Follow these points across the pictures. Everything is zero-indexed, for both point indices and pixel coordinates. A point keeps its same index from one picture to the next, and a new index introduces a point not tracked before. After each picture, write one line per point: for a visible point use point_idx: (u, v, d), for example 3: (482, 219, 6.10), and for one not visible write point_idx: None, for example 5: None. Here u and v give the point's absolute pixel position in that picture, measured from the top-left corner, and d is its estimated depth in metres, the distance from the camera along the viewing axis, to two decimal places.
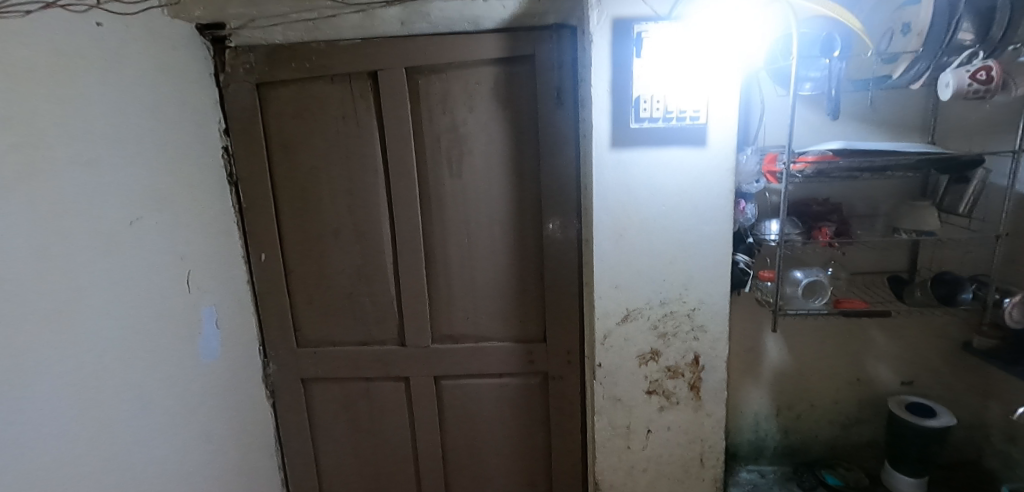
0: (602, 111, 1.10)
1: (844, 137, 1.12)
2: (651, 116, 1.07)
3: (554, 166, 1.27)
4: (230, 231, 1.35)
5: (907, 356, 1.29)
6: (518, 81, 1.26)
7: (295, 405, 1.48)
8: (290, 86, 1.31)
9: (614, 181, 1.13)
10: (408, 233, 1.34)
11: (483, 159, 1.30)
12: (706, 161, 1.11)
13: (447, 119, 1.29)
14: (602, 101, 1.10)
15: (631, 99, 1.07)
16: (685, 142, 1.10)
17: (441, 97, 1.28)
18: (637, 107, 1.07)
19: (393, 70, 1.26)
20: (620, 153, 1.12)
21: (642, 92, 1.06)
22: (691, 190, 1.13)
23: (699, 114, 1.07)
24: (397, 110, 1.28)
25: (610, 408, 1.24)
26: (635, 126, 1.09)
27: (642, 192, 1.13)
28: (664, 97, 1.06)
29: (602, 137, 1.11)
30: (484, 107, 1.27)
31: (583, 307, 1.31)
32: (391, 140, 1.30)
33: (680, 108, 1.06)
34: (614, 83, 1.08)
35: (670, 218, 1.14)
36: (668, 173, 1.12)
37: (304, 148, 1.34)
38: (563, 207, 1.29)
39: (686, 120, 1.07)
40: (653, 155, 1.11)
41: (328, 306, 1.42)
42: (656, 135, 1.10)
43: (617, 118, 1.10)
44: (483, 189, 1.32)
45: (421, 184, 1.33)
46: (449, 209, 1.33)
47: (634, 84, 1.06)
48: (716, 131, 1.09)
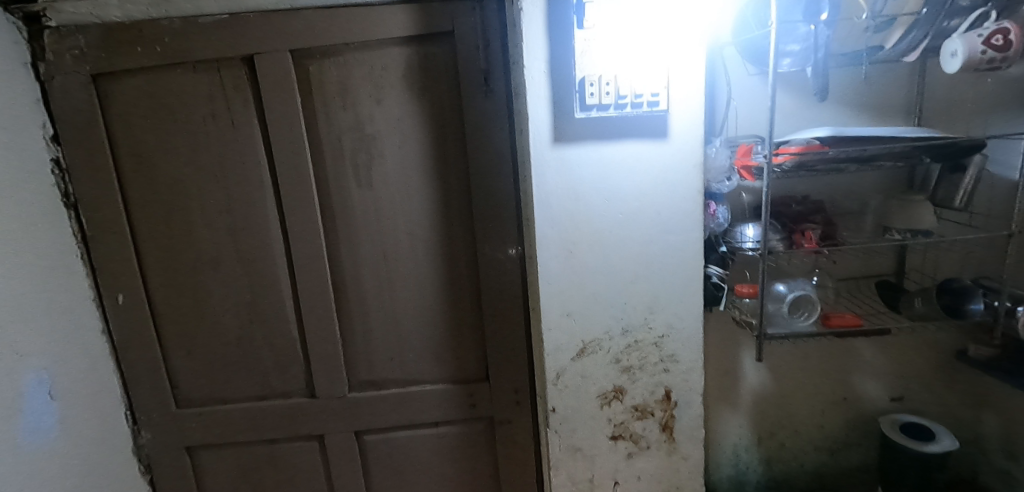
0: (539, 99, 0.87)
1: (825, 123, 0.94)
2: (600, 103, 0.85)
3: (486, 169, 1.03)
4: (71, 268, 1.04)
5: (897, 369, 1.14)
6: (436, 64, 1.01)
7: (180, 480, 1.18)
8: (139, 77, 1.00)
9: (558, 186, 0.91)
10: (310, 259, 1.07)
11: (399, 163, 1.05)
12: (667, 158, 0.90)
13: (349, 114, 1.02)
14: (539, 87, 0.87)
15: (574, 82, 0.85)
16: (641, 134, 0.89)
17: (340, 87, 1.01)
18: (583, 92, 0.85)
19: (274, 53, 0.99)
20: (563, 150, 0.89)
21: (587, 72, 0.84)
22: (652, 193, 0.92)
23: (659, 99, 0.85)
24: (283, 105, 1.01)
25: (568, 460, 1.02)
26: (582, 115, 0.86)
27: (593, 197, 0.91)
28: (616, 78, 0.84)
29: (541, 130, 0.88)
30: (396, 98, 1.02)
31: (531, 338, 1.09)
32: (278, 143, 1.02)
33: (635, 92, 0.85)
34: (552, 63, 0.86)
35: (629, 228, 0.93)
36: (623, 173, 0.90)
37: (163, 158, 1.04)
38: (500, 219, 1.05)
39: (642, 107, 0.86)
40: (604, 151, 0.89)
41: (214, 355, 1.13)
42: (607, 126, 0.88)
43: (558, 107, 0.87)
44: (400, 200, 1.06)
45: (322, 198, 1.06)
46: (358, 227, 1.07)
47: (577, 63, 0.84)
48: (679, 120, 0.88)
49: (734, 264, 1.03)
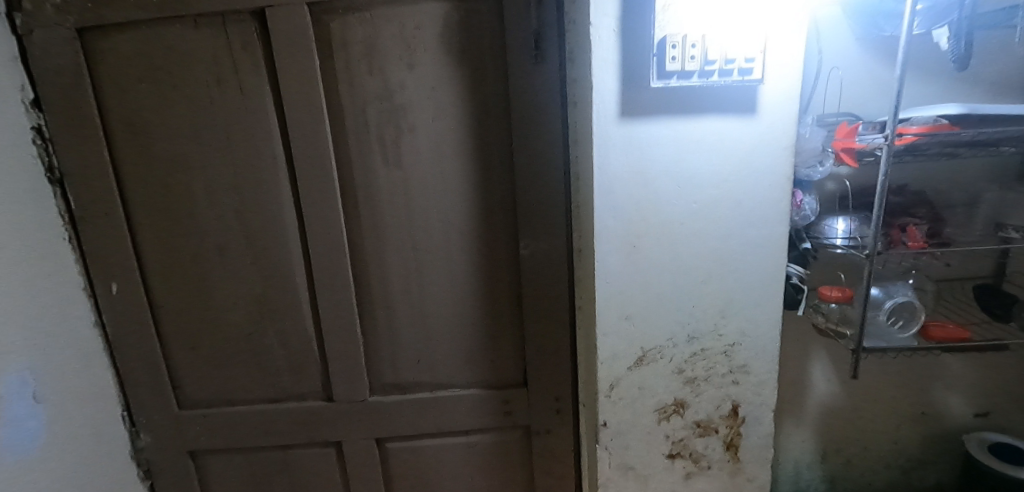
0: (607, 64, 0.73)
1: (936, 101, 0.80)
2: (682, 70, 0.71)
3: (533, 149, 0.89)
4: (58, 253, 0.91)
5: (986, 382, 1.01)
6: (479, 24, 0.86)
7: (183, 487, 1.07)
8: (131, 31, 0.86)
9: (624, 168, 0.77)
10: (329, 248, 0.94)
11: (432, 139, 0.91)
12: (755, 139, 0.76)
13: (376, 81, 0.88)
14: (607, 49, 0.73)
15: (651, 43, 0.71)
16: (726, 109, 0.75)
17: (366, 49, 0.87)
18: (662, 57, 0.71)
19: (290, 7, 0.84)
20: (632, 127, 0.75)
21: (669, 32, 0.70)
22: (733, 180, 0.78)
23: (753, 67, 0.71)
24: (300, 68, 0.87)
25: (618, 480, 0.91)
26: (657, 84, 0.73)
27: (664, 183, 0.78)
28: (705, 39, 0.69)
29: (607, 102, 0.75)
30: (431, 63, 0.87)
31: (577, 341, 0.96)
32: (294, 113, 0.88)
33: (726, 58, 0.70)
34: (625, 20, 0.71)
35: (703, 221, 0.80)
36: (701, 155, 0.77)
37: (160, 128, 0.90)
38: (547, 206, 0.92)
39: (732, 77, 0.71)
40: (681, 129, 0.75)
41: (221, 352, 1.01)
42: (686, 99, 0.74)
43: (630, 74, 0.73)
44: (432, 182, 0.92)
45: (344, 178, 0.92)
46: (384, 213, 0.94)
47: (657, 21, 0.69)
48: (772, 93, 0.74)
49: (815, 262, 0.89)
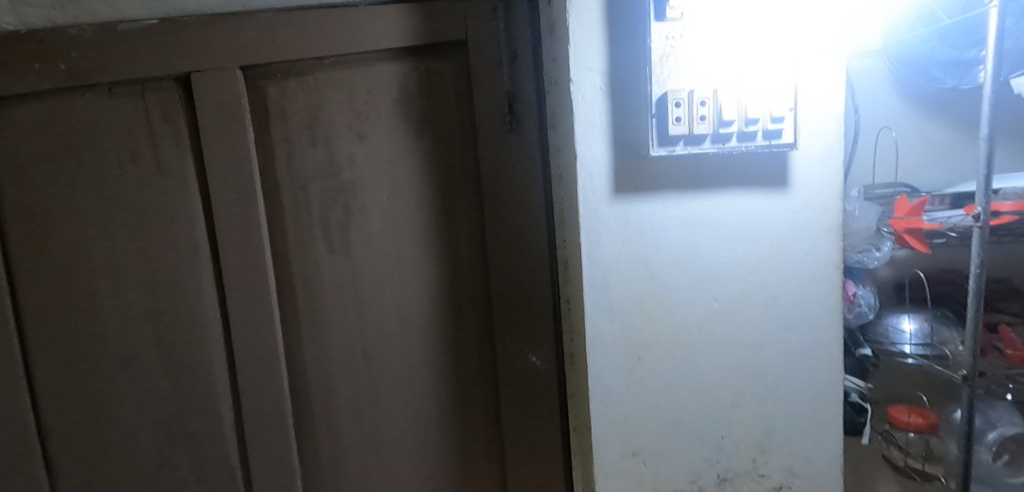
0: (594, 130, 0.58)
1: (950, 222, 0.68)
2: (691, 135, 0.55)
3: (509, 230, 0.73)
4: None
5: None
6: (443, 87, 0.73)
7: None
8: (26, 102, 0.71)
9: (621, 258, 0.60)
10: (259, 355, 0.76)
11: (388, 221, 0.75)
12: (789, 219, 0.59)
13: (321, 153, 0.74)
14: (594, 111, 0.58)
15: (648, 102, 0.55)
16: (749, 183, 0.58)
17: (309, 117, 0.73)
18: (663, 119, 0.55)
19: (219, 73, 0.72)
20: (630, 206, 0.59)
21: (669, 88, 0.54)
22: (764, 271, 0.60)
23: (783, 129, 0.55)
24: (230, 141, 0.73)
25: None
26: (658, 154, 0.57)
27: (675, 277, 0.60)
28: (718, 96, 0.54)
29: (597, 175, 0.59)
30: (386, 132, 0.73)
31: (573, 473, 0.75)
32: (221, 193, 0.73)
33: (747, 117, 0.54)
34: (613, 76, 0.57)
35: (729, 324, 0.61)
36: (720, 241, 0.59)
37: (56, 214, 0.74)
38: (529, 301, 0.73)
39: (755, 141, 0.55)
40: (694, 207, 0.59)
41: (120, 490, 0.80)
42: (697, 171, 0.58)
43: (623, 141, 0.58)
44: (388, 271, 0.76)
45: (281, 269, 0.76)
46: (328, 309, 0.76)
47: (654, 75, 0.54)
48: (806, 161, 0.58)
49: None
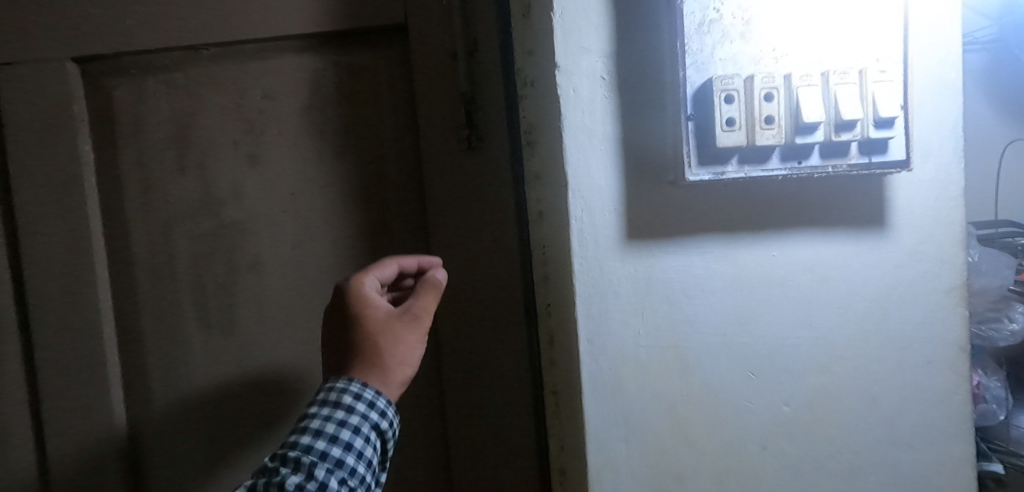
0: (595, 144, 0.37)
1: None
2: (750, 147, 0.34)
3: (469, 288, 0.52)
4: None
5: None
6: (372, 89, 0.52)
7: None
8: None
9: (641, 341, 0.39)
10: (105, 468, 0.53)
11: (292, 279, 0.52)
12: (886, 276, 0.39)
13: (197, 184, 0.52)
14: (592, 114, 0.37)
15: (680, 95, 0.34)
16: (828, 225, 0.39)
17: (182, 134, 0.52)
18: (704, 123, 0.34)
19: (47, 71, 0.51)
20: (652, 261, 0.38)
21: (715, 74, 0.34)
22: (855, 357, 0.40)
23: (892, 137, 0.34)
24: (61, 165, 0.51)
25: None
26: (698, 178, 0.35)
27: (721, 369, 0.39)
28: (792, 85, 0.33)
29: (600, 213, 0.38)
30: (292, 155, 0.52)
31: None
32: (51, 239, 0.51)
33: (838, 119, 0.33)
34: (621, 60, 0.37)
35: (807, 441, 0.40)
36: (789, 312, 0.39)
37: None
38: (500, 386, 0.52)
39: (848, 159, 0.35)
40: (745, 264, 0.39)
41: None
42: (746, 209, 0.38)
43: (640, 161, 0.37)
44: (291, 352, 0.52)
45: (136, 348, 0.52)
46: (208, 408, 0.52)
47: (688, 54, 0.34)
48: (911, 190, 0.39)
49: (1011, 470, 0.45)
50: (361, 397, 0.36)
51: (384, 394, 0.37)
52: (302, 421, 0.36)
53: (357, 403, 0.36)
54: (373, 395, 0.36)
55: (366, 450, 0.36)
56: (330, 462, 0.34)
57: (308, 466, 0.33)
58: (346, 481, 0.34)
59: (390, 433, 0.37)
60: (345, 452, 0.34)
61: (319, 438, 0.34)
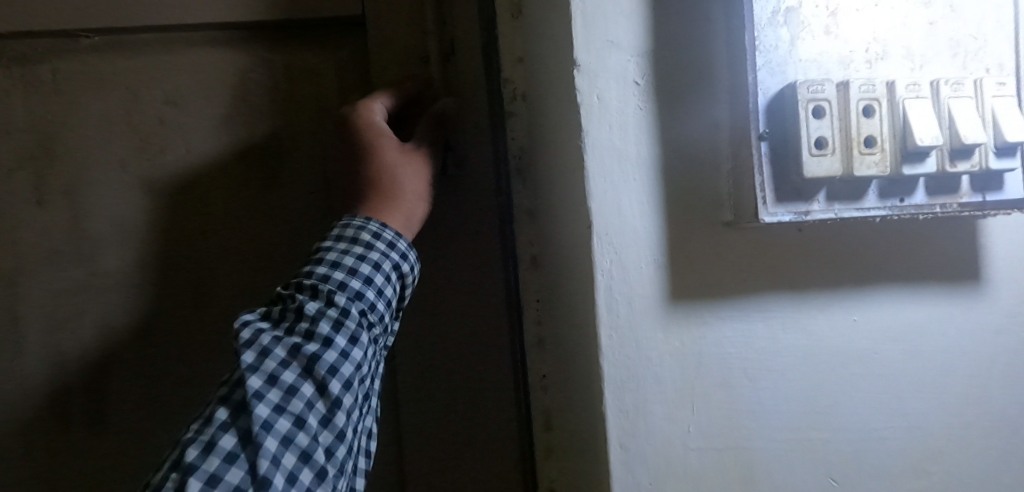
0: (627, 171, 0.27)
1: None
2: (845, 178, 0.25)
3: (437, 328, 0.47)
4: None
5: None
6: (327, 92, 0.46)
7: None
8: None
9: (691, 443, 0.28)
10: None
11: (234, 317, 0.47)
12: (985, 346, 0.31)
13: (127, 204, 0.46)
14: (622, 130, 0.27)
15: (749, 106, 0.25)
16: (918, 280, 0.30)
17: (60, 138, 0.45)
18: (781, 145, 0.25)
19: None
20: (704, 330, 0.28)
21: (796, 78, 0.25)
22: (954, 452, 0.30)
23: (1014, 170, 0.26)
24: None
25: None
26: (775, 219, 0.25)
27: (794, 475, 0.29)
28: (897, 97, 0.25)
29: (636, 267, 0.27)
30: (205, 166, 0.46)
31: None
32: None
33: (956, 143, 0.25)
34: (660, 60, 0.27)
35: None
36: (876, 395, 0.30)
37: None
38: (472, 432, 0.48)
39: (959, 196, 0.26)
40: (822, 333, 0.29)
41: None
42: (824, 259, 0.29)
43: (687, 196, 0.27)
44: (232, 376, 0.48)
45: (58, 388, 0.47)
46: (139, 439, 0.47)
47: (759, 51, 0.25)
48: (1008, 237, 0.31)
49: None
50: (382, 235, 0.37)
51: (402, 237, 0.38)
52: (316, 257, 0.36)
53: (377, 238, 0.36)
54: (391, 237, 0.37)
55: (386, 286, 0.36)
56: (349, 292, 0.34)
57: (326, 297, 0.33)
58: (366, 315, 0.34)
59: (409, 279, 0.38)
60: (366, 285, 0.34)
61: (338, 270, 0.34)
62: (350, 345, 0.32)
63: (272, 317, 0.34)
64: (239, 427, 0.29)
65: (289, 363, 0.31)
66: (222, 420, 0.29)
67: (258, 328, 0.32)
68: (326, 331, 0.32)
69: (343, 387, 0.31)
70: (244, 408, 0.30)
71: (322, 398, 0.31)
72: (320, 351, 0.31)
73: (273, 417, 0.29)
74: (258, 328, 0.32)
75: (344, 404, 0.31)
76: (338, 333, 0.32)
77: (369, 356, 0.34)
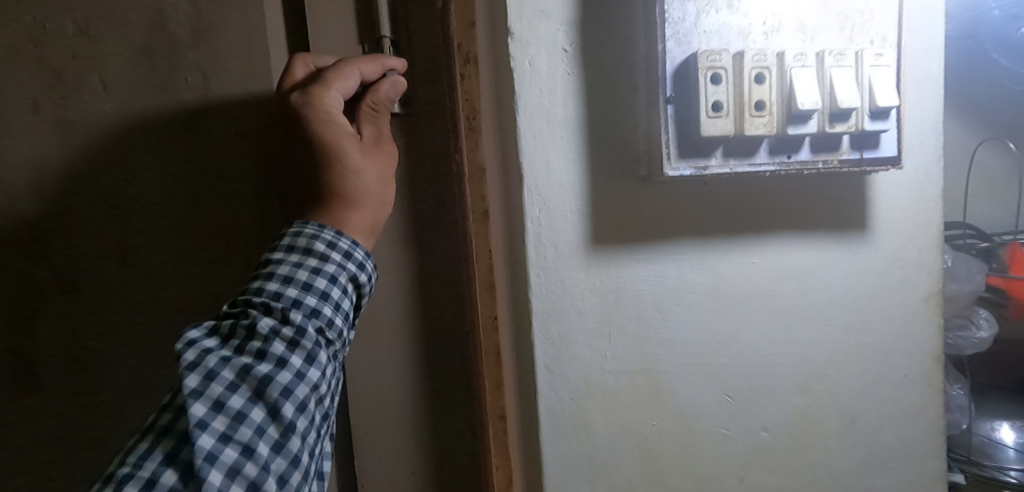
0: (554, 130, 0.31)
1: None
2: (738, 137, 0.28)
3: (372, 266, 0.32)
4: None
5: None
6: None
7: None
8: None
9: (607, 367, 0.32)
10: None
11: None
12: (866, 286, 0.36)
13: None
14: (551, 93, 0.30)
15: (658, 72, 0.28)
16: (812, 228, 0.35)
17: None
18: (685, 108, 0.28)
19: None
20: (620, 271, 0.32)
21: (697, 49, 0.28)
22: (834, 374, 0.36)
23: (887, 130, 0.30)
24: None
25: None
26: (677, 173, 0.29)
27: (697, 392, 0.34)
28: (786, 66, 0.28)
29: (560, 215, 0.31)
30: None
31: None
32: None
33: (834, 107, 0.29)
34: (585, 30, 0.30)
35: (788, 470, 0.35)
36: (770, 327, 0.35)
37: None
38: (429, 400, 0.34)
39: (839, 154, 0.30)
40: (724, 272, 0.34)
41: None
42: (729, 208, 0.33)
43: (608, 153, 0.31)
44: None
45: None
46: None
47: (667, 24, 0.28)
48: (891, 192, 0.36)
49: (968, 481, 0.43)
50: (333, 241, 0.26)
51: (362, 244, 0.27)
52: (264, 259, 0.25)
53: (332, 241, 0.25)
54: (356, 238, 0.26)
55: (367, 303, 0.32)
56: (306, 308, 0.24)
57: (281, 314, 0.24)
58: (326, 333, 0.24)
59: (371, 291, 0.27)
60: (324, 298, 0.25)
61: (290, 282, 0.24)
62: (307, 367, 0.23)
63: (218, 330, 0.24)
64: (182, 470, 0.21)
65: (237, 386, 0.22)
66: (145, 476, 0.20)
67: (203, 346, 0.23)
68: (279, 351, 0.23)
69: (297, 412, 0.22)
70: (188, 440, 0.21)
71: (274, 429, 0.22)
72: (270, 376, 0.22)
73: (217, 448, 0.21)
74: (203, 346, 0.23)
75: (300, 430, 0.22)
76: (293, 352, 0.23)
77: (331, 375, 0.24)
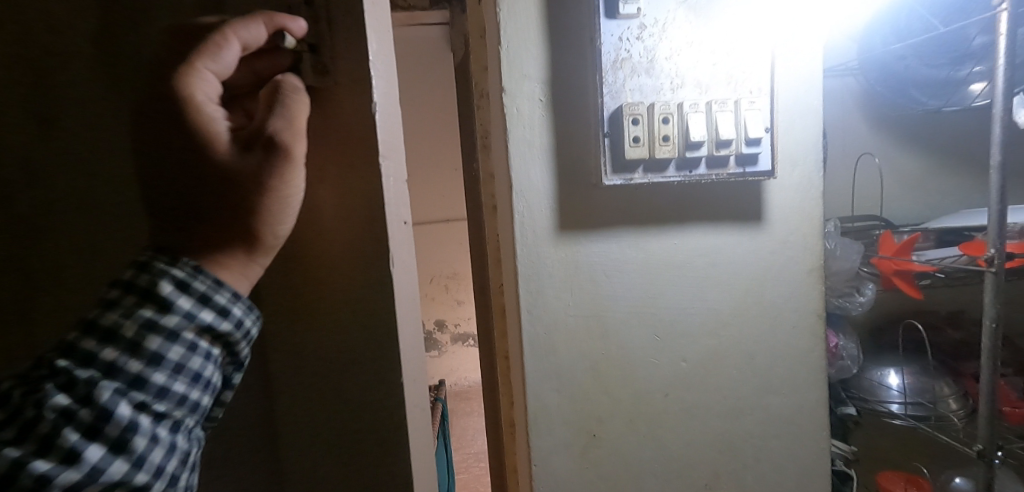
0: (533, 153, 0.46)
1: (937, 262, 0.60)
2: (652, 158, 0.44)
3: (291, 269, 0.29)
4: None
5: None
6: None
7: None
8: None
9: (569, 312, 0.48)
10: None
11: None
12: (763, 262, 0.50)
13: None
14: (531, 129, 0.46)
15: (599, 117, 0.44)
16: (719, 218, 0.49)
17: None
18: (616, 139, 0.44)
19: None
20: (578, 247, 0.47)
21: (623, 102, 0.43)
22: (738, 324, 0.50)
23: (760, 153, 0.45)
24: None
25: None
26: (613, 183, 0.45)
27: (635, 333, 0.49)
28: (684, 112, 0.43)
29: (537, 208, 0.46)
30: None
31: None
32: None
33: (718, 138, 0.43)
34: (553, 87, 0.46)
35: (701, 389, 0.50)
36: (687, 288, 0.49)
37: None
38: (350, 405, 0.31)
39: (728, 168, 0.45)
40: (653, 249, 0.48)
41: None
42: (656, 204, 0.48)
43: (569, 168, 0.46)
44: None
45: None
46: None
47: (605, 85, 0.43)
48: (781, 194, 0.49)
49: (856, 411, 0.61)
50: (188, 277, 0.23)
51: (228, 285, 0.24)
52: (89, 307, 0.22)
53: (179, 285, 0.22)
54: (205, 290, 0.23)
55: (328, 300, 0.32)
56: (123, 380, 0.21)
57: (85, 390, 0.20)
58: (156, 407, 0.22)
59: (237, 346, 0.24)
60: (155, 368, 0.22)
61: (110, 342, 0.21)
62: (110, 456, 0.20)
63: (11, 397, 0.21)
64: None
65: None
66: None
67: None
68: (72, 441, 0.20)
69: None
70: None
71: None
72: (51, 475, 0.19)
73: None
74: None
75: None
76: (94, 440, 0.20)
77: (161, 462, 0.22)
